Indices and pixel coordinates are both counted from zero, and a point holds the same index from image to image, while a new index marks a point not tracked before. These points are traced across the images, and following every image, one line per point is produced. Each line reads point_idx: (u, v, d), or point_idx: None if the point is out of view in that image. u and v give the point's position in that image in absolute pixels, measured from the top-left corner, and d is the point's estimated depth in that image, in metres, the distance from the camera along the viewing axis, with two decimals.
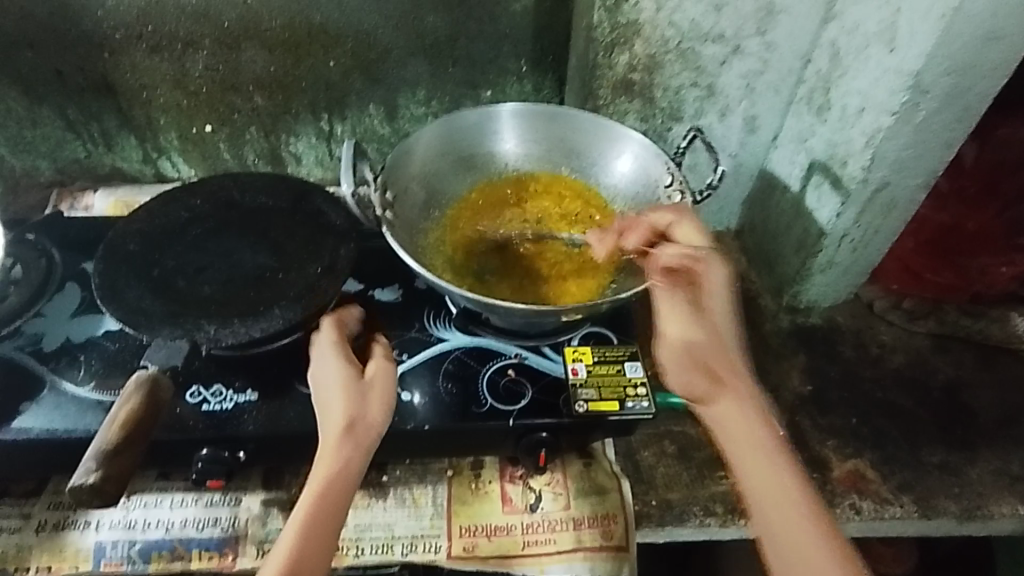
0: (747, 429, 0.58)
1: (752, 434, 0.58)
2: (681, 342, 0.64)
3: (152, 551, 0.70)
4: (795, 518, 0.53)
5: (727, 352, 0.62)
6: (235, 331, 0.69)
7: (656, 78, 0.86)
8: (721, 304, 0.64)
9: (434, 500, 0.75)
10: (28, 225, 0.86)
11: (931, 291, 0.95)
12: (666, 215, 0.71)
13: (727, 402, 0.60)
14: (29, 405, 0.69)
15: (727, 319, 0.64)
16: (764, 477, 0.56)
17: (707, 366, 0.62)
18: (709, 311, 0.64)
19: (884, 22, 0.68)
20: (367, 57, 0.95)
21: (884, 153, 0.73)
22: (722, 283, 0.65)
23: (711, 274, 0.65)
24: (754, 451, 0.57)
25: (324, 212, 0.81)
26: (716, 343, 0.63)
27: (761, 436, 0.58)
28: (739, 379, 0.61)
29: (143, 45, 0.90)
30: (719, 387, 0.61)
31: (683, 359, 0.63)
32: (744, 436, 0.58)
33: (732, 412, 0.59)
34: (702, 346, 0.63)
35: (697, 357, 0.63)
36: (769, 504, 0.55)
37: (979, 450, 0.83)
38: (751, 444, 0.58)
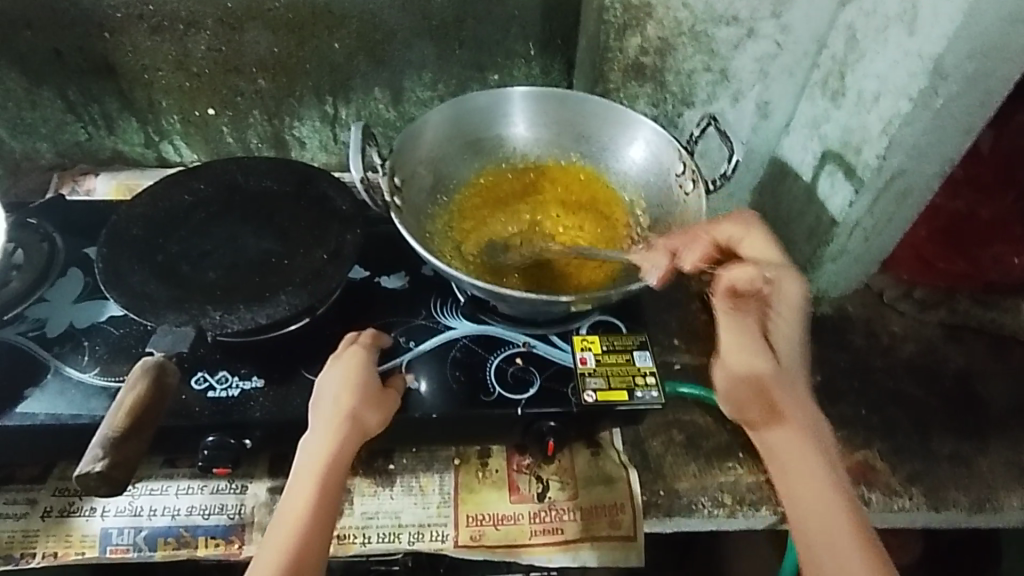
0: (807, 462, 0.53)
1: (811, 465, 0.53)
2: (742, 366, 0.58)
3: (158, 538, 0.70)
4: (846, 552, 0.49)
5: (792, 379, 0.57)
6: (241, 318, 0.68)
7: (668, 61, 0.86)
8: (790, 334, 0.60)
9: (441, 488, 0.74)
10: (30, 208, 0.85)
11: (944, 280, 0.93)
12: (731, 226, 0.67)
13: (788, 429, 0.54)
14: (33, 391, 0.69)
15: (794, 347, 0.59)
16: (817, 508, 0.51)
17: (771, 395, 0.56)
18: (778, 334, 0.60)
19: (904, 4, 0.67)
20: (372, 39, 0.93)
21: (901, 140, 0.72)
22: (792, 309, 0.61)
23: (786, 299, 0.61)
24: (812, 485, 0.52)
25: (329, 197, 0.79)
26: (782, 374, 0.58)
27: (821, 471, 0.52)
28: (802, 409, 0.56)
29: (144, 25, 0.88)
30: (779, 415, 0.55)
31: (744, 379, 0.58)
32: (799, 460, 0.53)
33: (792, 442, 0.54)
34: (769, 375, 0.57)
35: (760, 383, 0.57)
36: (813, 517, 0.51)
37: (990, 442, 0.83)
38: (809, 474, 0.52)
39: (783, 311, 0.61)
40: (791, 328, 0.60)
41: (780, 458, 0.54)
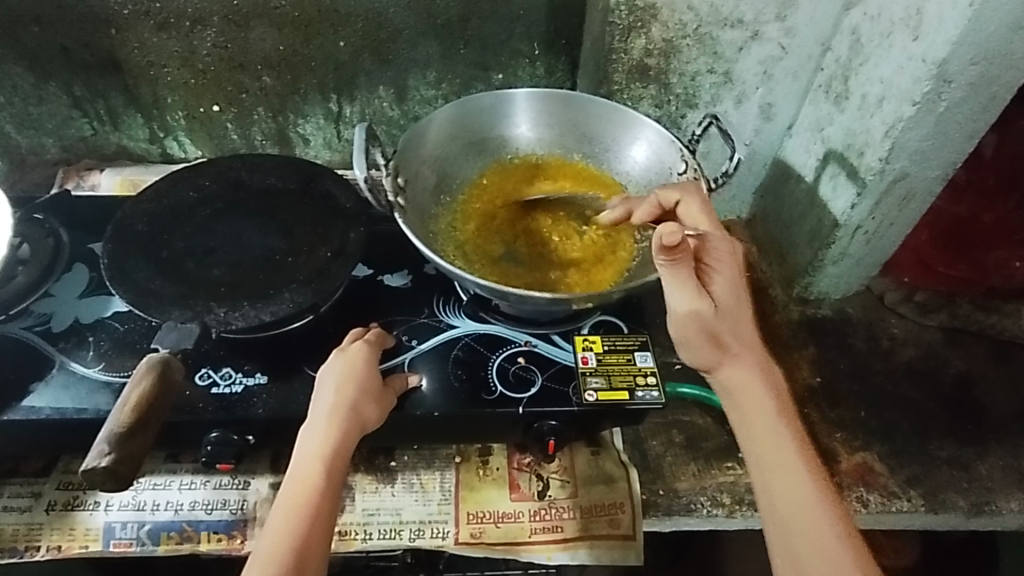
0: (770, 434, 0.60)
1: (772, 438, 0.60)
2: (699, 348, 0.62)
3: (161, 532, 0.70)
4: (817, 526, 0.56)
5: (744, 344, 0.62)
6: (246, 315, 0.68)
7: (672, 63, 0.85)
8: (723, 282, 0.62)
9: (442, 486, 0.75)
10: (37, 203, 0.86)
11: (945, 285, 0.94)
12: (673, 193, 0.70)
13: (744, 402, 0.61)
14: (38, 385, 0.70)
15: (738, 301, 0.62)
16: (784, 480, 0.58)
17: (716, 335, 0.61)
18: (720, 284, 0.62)
19: (909, 9, 0.67)
20: (377, 37, 0.93)
21: (904, 144, 0.72)
22: (730, 260, 0.63)
23: (718, 253, 0.63)
24: (781, 463, 0.58)
25: (333, 195, 0.80)
26: (723, 312, 0.61)
27: (778, 430, 0.60)
28: (747, 358, 0.62)
29: (150, 22, 0.89)
30: (728, 357, 0.62)
31: (702, 355, 0.62)
32: (759, 423, 0.60)
33: (750, 415, 0.61)
34: (718, 328, 0.61)
35: (711, 334, 0.61)
36: (789, 499, 0.57)
37: (989, 445, 0.83)
38: (772, 451, 0.59)
39: (716, 262, 0.63)
40: (734, 278, 0.62)
41: (750, 438, 0.60)
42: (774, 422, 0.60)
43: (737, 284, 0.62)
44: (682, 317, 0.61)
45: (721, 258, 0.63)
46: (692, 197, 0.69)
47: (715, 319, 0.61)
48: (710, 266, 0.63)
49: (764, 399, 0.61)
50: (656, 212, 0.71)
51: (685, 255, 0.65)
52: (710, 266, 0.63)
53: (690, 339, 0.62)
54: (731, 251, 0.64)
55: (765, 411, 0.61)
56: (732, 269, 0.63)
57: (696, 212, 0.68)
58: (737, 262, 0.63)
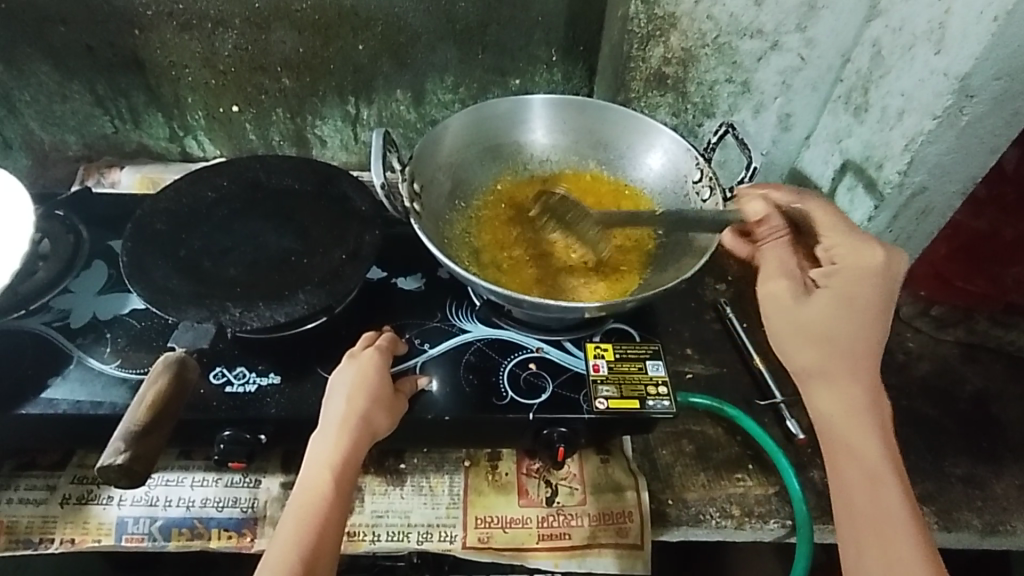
0: (862, 441, 0.61)
1: (856, 442, 0.61)
2: (808, 363, 0.64)
3: (173, 528, 0.71)
4: (897, 544, 0.56)
5: (859, 344, 0.62)
6: (260, 315, 0.69)
7: (690, 72, 0.85)
8: (863, 291, 0.62)
9: (451, 490, 0.75)
10: (59, 200, 0.87)
11: (962, 299, 0.93)
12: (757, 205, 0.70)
13: (841, 407, 0.62)
14: (56, 379, 0.71)
15: (851, 323, 0.62)
16: (867, 485, 0.59)
17: (834, 351, 0.62)
18: (812, 300, 0.64)
19: (932, 22, 0.66)
20: (396, 40, 0.94)
21: (923, 158, 0.72)
22: (853, 275, 0.62)
23: (843, 258, 0.64)
24: (869, 466, 0.60)
25: (349, 197, 0.80)
26: (851, 335, 0.62)
27: (874, 442, 0.61)
28: (859, 381, 0.63)
29: (173, 23, 0.90)
30: (840, 378, 0.63)
31: (823, 364, 0.63)
32: (853, 435, 0.61)
33: (842, 425, 0.62)
34: (822, 324, 0.63)
35: (808, 330, 0.63)
36: (872, 515, 0.58)
37: (1005, 464, 0.82)
38: (862, 459, 0.61)
39: (841, 281, 0.63)
40: (848, 285, 0.62)
41: (849, 445, 0.61)
42: (852, 415, 0.62)
43: (874, 313, 0.62)
44: (784, 321, 0.65)
45: (852, 269, 0.63)
46: (812, 203, 0.68)
47: (794, 316, 0.64)
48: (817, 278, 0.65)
49: (854, 399, 0.62)
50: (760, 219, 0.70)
51: (767, 234, 0.69)
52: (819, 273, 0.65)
53: (793, 345, 0.65)
54: (855, 268, 0.62)
55: (864, 420, 0.62)
56: (857, 285, 0.62)
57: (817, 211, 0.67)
58: (870, 274, 0.62)
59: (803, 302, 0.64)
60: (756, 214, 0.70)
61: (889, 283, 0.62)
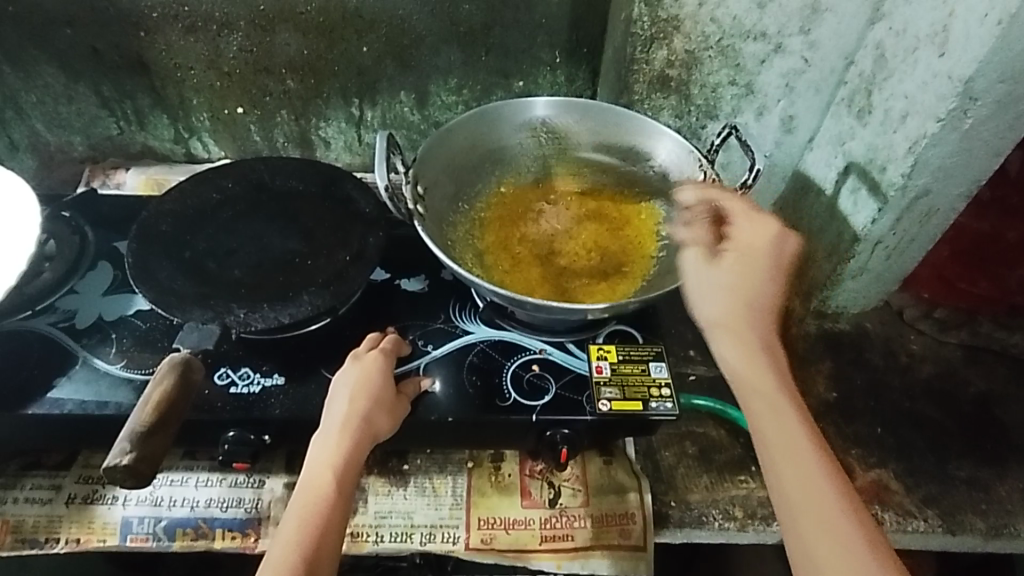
0: (760, 379, 0.60)
1: (763, 388, 0.59)
2: (716, 313, 0.63)
3: (177, 528, 0.72)
4: (813, 484, 0.55)
5: (767, 297, 0.62)
6: (265, 317, 0.69)
7: (694, 74, 0.88)
8: (768, 249, 0.64)
9: (454, 491, 0.75)
10: (64, 201, 0.87)
11: (965, 302, 0.94)
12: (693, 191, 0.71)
13: (748, 356, 0.60)
14: (61, 380, 0.71)
15: (759, 279, 0.63)
16: (781, 432, 0.57)
17: (741, 303, 0.62)
18: (723, 262, 0.65)
19: (936, 25, 0.65)
20: (400, 43, 0.94)
21: (926, 160, 0.72)
22: (755, 235, 0.65)
23: (744, 232, 0.65)
24: (774, 406, 0.58)
25: (353, 199, 0.81)
26: (754, 290, 0.63)
27: (770, 381, 0.59)
28: (755, 326, 0.62)
29: (178, 25, 0.90)
30: (734, 326, 0.62)
31: (731, 315, 0.62)
32: (751, 378, 0.60)
33: (749, 375, 0.60)
34: (729, 283, 0.63)
35: (727, 291, 0.63)
36: (786, 453, 0.56)
37: (1009, 467, 0.82)
38: (772, 408, 0.58)
39: (743, 240, 0.65)
40: (759, 249, 0.64)
41: (757, 393, 0.59)
42: (752, 363, 0.60)
43: (779, 269, 0.63)
44: (698, 281, 0.65)
45: (756, 227, 0.65)
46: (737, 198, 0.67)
47: (711, 276, 0.64)
48: (723, 243, 0.66)
49: (757, 349, 0.61)
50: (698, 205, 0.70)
51: (698, 215, 0.70)
52: (727, 237, 0.66)
53: (706, 298, 0.64)
54: (764, 229, 0.65)
55: (761, 362, 0.60)
56: (756, 253, 0.64)
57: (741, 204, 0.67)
58: (774, 243, 0.64)
59: (716, 263, 0.65)
60: (687, 202, 0.70)
61: (785, 255, 0.64)
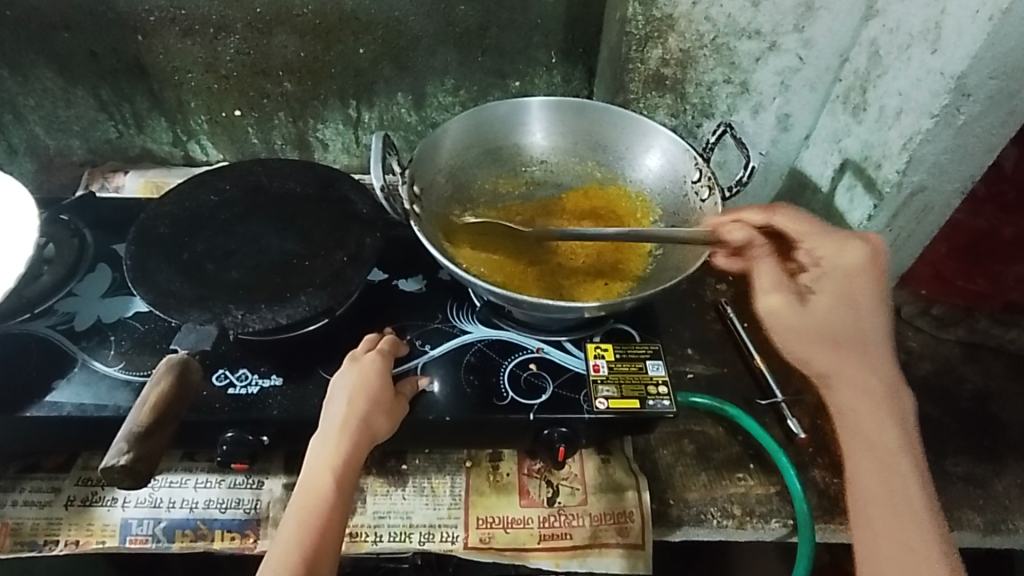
0: (866, 426, 0.64)
1: (873, 431, 0.64)
2: (842, 363, 0.66)
3: (176, 529, 0.72)
4: (911, 526, 0.60)
5: (870, 335, 0.65)
6: (262, 317, 0.69)
7: (689, 73, 0.85)
8: (856, 284, 0.65)
9: (452, 490, 0.75)
10: (63, 205, 0.88)
11: (962, 299, 0.94)
12: (760, 215, 0.67)
13: (859, 390, 0.65)
14: (60, 382, 0.71)
15: (868, 313, 0.65)
16: (880, 457, 0.63)
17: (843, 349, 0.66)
18: (804, 307, 0.67)
19: (928, 22, 0.67)
20: (397, 44, 0.94)
21: (922, 157, 0.72)
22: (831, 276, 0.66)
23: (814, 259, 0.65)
24: (879, 451, 0.63)
25: (351, 201, 0.81)
26: (857, 328, 0.65)
27: (885, 433, 0.63)
28: (860, 368, 0.65)
29: (176, 28, 0.91)
30: (856, 370, 0.65)
31: (836, 361, 0.66)
32: (867, 427, 0.64)
33: (863, 414, 0.64)
34: (835, 322, 0.65)
35: (835, 334, 0.66)
36: (868, 502, 0.62)
37: (1007, 463, 0.82)
38: (880, 448, 0.63)
39: (835, 277, 0.65)
40: (832, 288, 0.66)
41: (867, 428, 0.64)
42: (877, 407, 0.64)
43: (880, 306, 0.64)
44: (787, 326, 0.69)
45: (828, 271, 0.66)
46: (784, 219, 0.66)
47: (798, 318, 0.67)
48: (806, 282, 0.68)
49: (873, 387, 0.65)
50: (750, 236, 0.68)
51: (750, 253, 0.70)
52: (807, 275, 0.68)
53: (821, 352, 0.67)
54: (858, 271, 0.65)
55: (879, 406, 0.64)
56: (848, 280, 0.65)
57: (799, 223, 0.66)
58: (855, 276, 0.65)
59: (806, 302, 0.67)
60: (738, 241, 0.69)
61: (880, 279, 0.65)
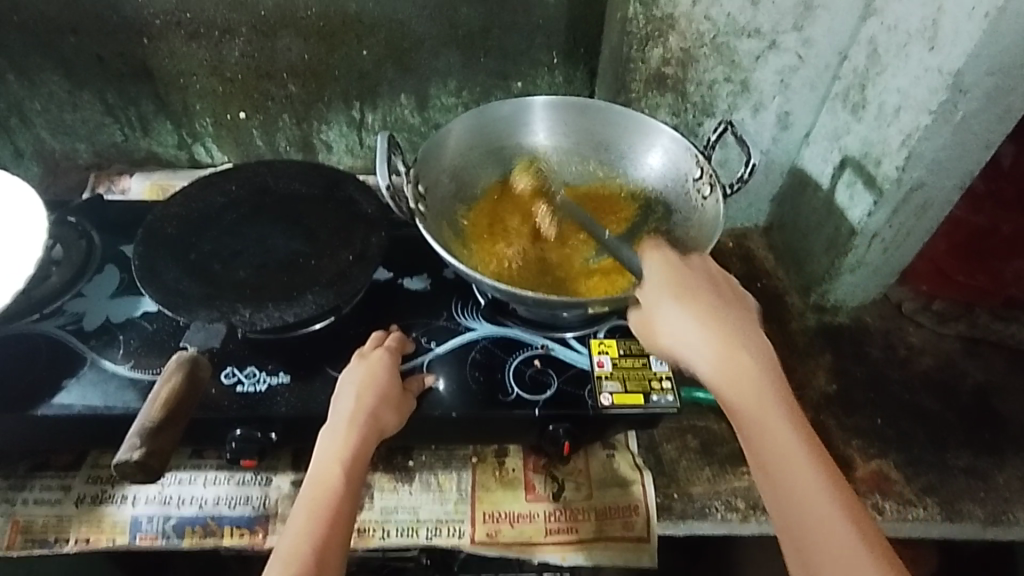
0: (759, 411, 0.55)
1: (752, 410, 0.56)
2: (713, 348, 0.58)
3: (186, 526, 0.72)
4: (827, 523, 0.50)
5: (710, 308, 0.60)
6: (270, 316, 0.70)
7: (689, 72, 0.86)
8: (694, 277, 0.64)
9: (459, 486, 0.76)
10: (70, 207, 0.89)
11: (963, 294, 0.96)
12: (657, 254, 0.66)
13: (731, 370, 0.57)
14: (70, 381, 0.72)
15: (701, 296, 0.61)
16: (777, 449, 0.54)
17: (691, 318, 0.60)
18: (660, 295, 0.62)
19: (926, 20, 0.68)
20: (401, 46, 0.95)
21: (920, 153, 0.73)
22: (673, 267, 0.64)
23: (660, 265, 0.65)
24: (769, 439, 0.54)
25: (356, 201, 0.82)
26: (698, 304, 0.61)
27: (764, 409, 0.55)
28: (718, 341, 0.58)
29: (182, 32, 0.92)
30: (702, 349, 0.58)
31: (688, 330, 0.59)
32: (749, 410, 0.56)
33: (748, 402, 0.56)
34: (668, 307, 0.61)
35: (673, 313, 0.61)
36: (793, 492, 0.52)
37: (1007, 456, 0.82)
38: (768, 431, 0.55)
39: (665, 277, 0.64)
40: (683, 276, 0.64)
41: (743, 408, 0.56)
42: (747, 382, 0.56)
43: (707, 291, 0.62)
44: (655, 322, 0.61)
45: (662, 269, 0.65)
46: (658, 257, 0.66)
47: (654, 315, 0.62)
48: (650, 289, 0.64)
49: (748, 370, 0.57)
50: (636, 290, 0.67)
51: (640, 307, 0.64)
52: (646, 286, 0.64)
53: (697, 338, 0.59)
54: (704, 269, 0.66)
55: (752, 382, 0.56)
56: (686, 278, 0.63)
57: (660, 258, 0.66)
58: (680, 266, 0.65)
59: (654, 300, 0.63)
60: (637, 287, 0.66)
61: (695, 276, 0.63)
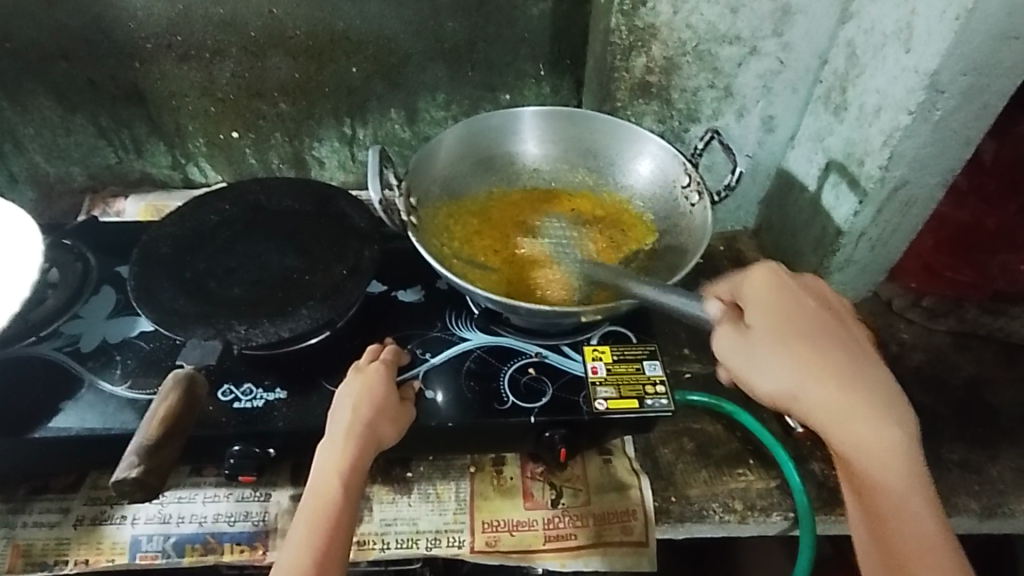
0: (865, 442, 0.55)
1: (864, 446, 0.55)
2: (824, 396, 0.56)
3: (186, 544, 0.73)
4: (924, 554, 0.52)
5: (829, 345, 0.58)
6: (265, 331, 0.71)
7: (673, 80, 0.86)
8: (797, 298, 0.61)
9: (457, 496, 0.76)
10: (66, 230, 0.90)
11: (951, 289, 0.97)
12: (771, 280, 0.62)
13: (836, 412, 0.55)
14: (67, 403, 0.72)
15: (810, 324, 0.59)
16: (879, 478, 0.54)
17: (807, 345, 0.57)
18: (754, 329, 0.59)
19: (901, 22, 0.70)
20: (388, 62, 0.97)
21: (902, 152, 0.74)
22: (775, 294, 0.61)
23: (751, 288, 0.62)
24: (875, 469, 0.54)
25: (348, 215, 0.83)
26: (816, 333, 0.58)
27: (873, 441, 0.54)
28: (834, 375, 0.56)
29: (173, 54, 0.93)
30: (827, 385, 0.56)
31: (809, 366, 0.56)
32: (859, 446, 0.55)
33: (849, 436, 0.55)
34: (773, 326, 0.59)
35: (793, 334, 0.58)
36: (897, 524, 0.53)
37: (1000, 449, 0.83)
38: (872, 461, 0.54)
39: (764, 295, 0.61)
40: (783, 300, 0.60)
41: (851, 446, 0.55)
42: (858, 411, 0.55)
43: (822, 324, 0.60)
44: (745, 351, 0.58)
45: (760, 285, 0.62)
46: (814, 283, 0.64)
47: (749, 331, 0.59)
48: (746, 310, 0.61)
49: (860, 408, 0.55)
50: (732, 306, 0.62)
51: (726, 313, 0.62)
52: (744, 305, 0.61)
53: (799, 383, 0.56)
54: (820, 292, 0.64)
55: (863, 421, 0.55)
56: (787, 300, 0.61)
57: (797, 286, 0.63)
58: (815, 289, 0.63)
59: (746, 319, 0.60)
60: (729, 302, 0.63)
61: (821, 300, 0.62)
